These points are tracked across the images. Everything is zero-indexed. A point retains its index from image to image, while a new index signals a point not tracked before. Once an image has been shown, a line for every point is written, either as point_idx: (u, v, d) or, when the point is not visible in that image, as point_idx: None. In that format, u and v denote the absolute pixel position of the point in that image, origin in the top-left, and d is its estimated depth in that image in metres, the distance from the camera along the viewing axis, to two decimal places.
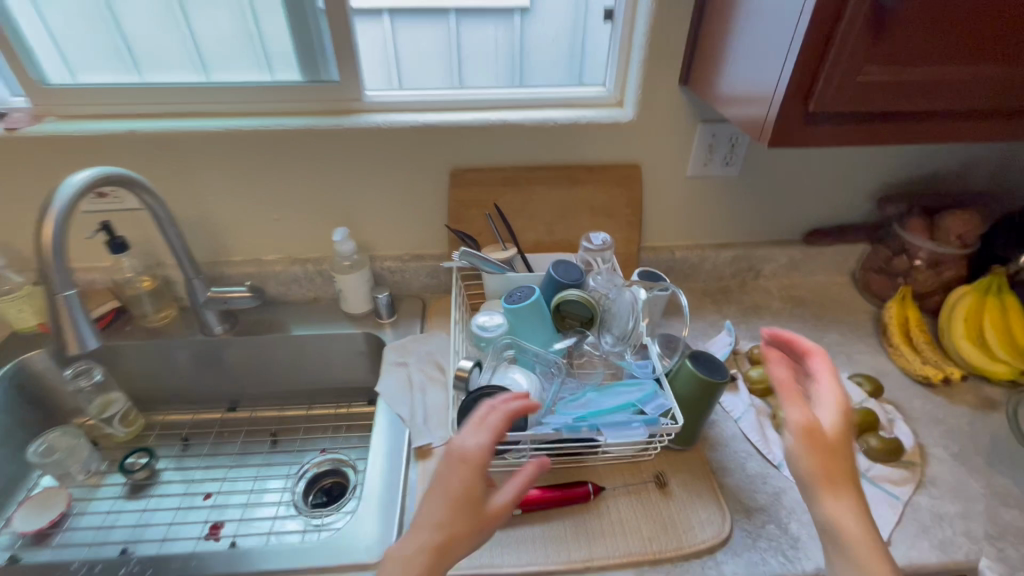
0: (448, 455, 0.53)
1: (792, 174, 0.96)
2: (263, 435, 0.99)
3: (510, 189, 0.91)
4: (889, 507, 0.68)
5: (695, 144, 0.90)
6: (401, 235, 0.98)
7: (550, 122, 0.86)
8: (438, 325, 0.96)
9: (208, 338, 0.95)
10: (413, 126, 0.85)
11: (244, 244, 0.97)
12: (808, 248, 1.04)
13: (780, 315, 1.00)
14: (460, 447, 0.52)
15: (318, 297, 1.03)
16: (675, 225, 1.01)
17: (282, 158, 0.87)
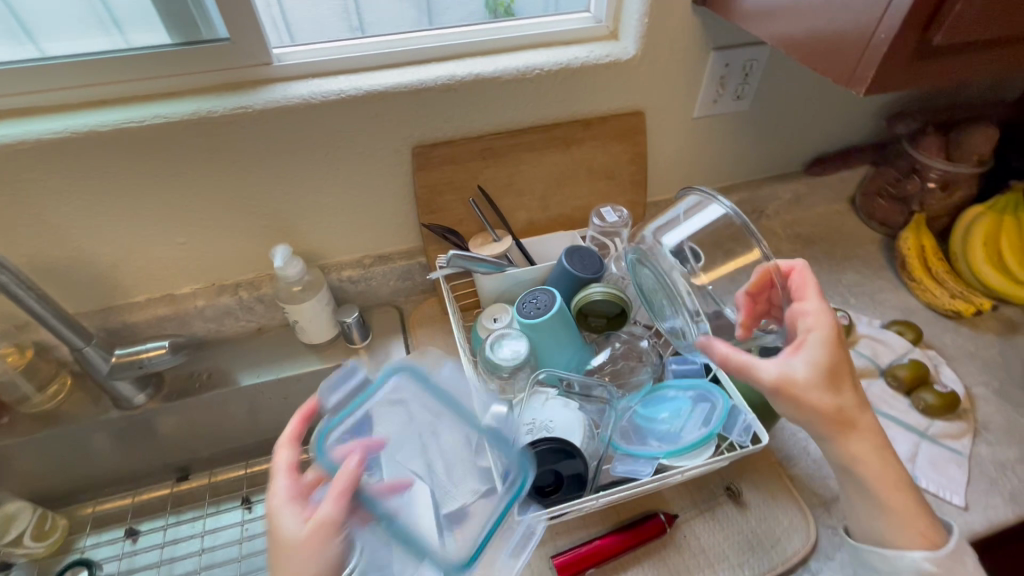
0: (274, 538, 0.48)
1: (803, 100, 0.84)
2: (232, 500, 0.79)
3: (492, 162, 0.72)
4: (958, 467, 0.65)
5: (706, 78, 0.74)
6: (358, 235, 0.76)
7: (536, 70, 0.66)
8: (426, 338, 0.79)
9: (129, 413, 0.74)
10: (356, 97, 0.62)
11: (143, 281, 0.72)
12: (812, 179, 0.95)
13: (794, 259, 0.92)
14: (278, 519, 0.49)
15: (262, 326, 0.81)
16: (678, 174, 0.87)
17: (172, 162, 0.61)
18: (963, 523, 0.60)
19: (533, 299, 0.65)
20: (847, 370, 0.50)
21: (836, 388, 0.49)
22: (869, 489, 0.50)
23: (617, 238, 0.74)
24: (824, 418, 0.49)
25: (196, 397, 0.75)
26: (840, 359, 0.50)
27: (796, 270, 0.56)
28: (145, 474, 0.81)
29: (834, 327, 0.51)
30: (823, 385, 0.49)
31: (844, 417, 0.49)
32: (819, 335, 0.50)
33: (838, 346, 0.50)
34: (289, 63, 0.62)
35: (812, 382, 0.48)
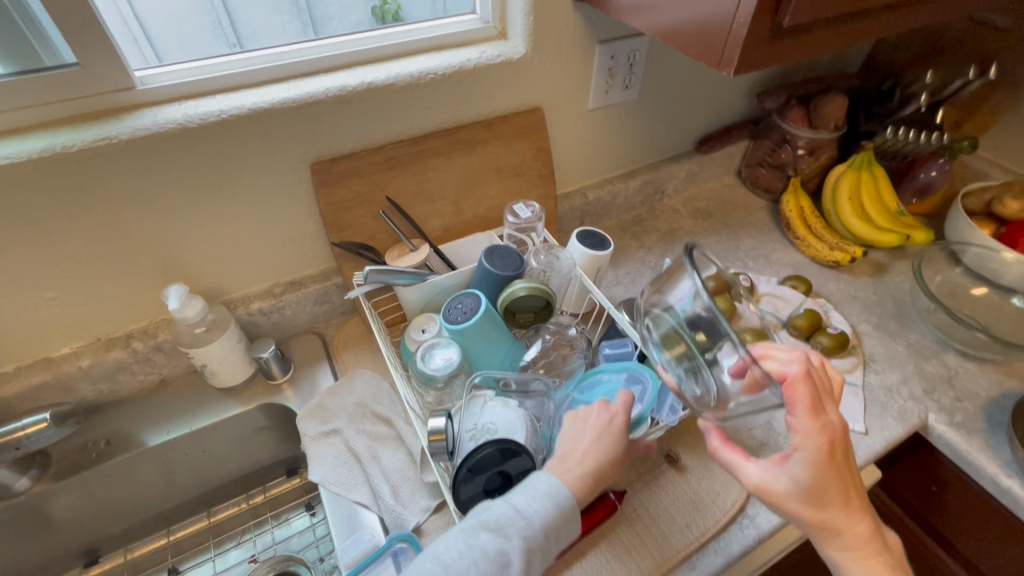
0: None
1: (686, 85, 0.90)
2: (157, 575, 0.72)
3: (398, 171, 0.70)
4: (855, 397, 0.73)
5: (595, 70, 0.77)
6: (264, 263, 0.71)
7: (429, 74, 0.65)
8: (354, 360, 0.76)
9: (10, 502, 0.63)
10: (239, 116, 0.57)
11: (9, 347, 0.62)
12: (702, 157, 1.03)
13: (696, 232, 0.99)
14: None
15: (166, 377, 0.73)
16: (583, 165, 0.90)
17: (24, 208, 0.53)
18: (866, 446, 0.68)
19: (458, 304, 0.64)
20: (840, 492, 0.44)
21: (824, 510, 0.44)
22: None
23: (533, 233, 0.75)
24: (808, 524, 0.45)
25: (95, 469, 0.67)
26: (833, 479, 0.44)
27: (791, 375, 0.45)
28: (41, 570, 0.70)
29: (827, 443, 0.44)
30: (808, 504, 0.44)
31: (834, 537, 0.45)
32: (805, 455, 0.44)
33: (829, 464, 0.44)
34: (156, 86, 0.57)
35: (792, 502, 0.45)
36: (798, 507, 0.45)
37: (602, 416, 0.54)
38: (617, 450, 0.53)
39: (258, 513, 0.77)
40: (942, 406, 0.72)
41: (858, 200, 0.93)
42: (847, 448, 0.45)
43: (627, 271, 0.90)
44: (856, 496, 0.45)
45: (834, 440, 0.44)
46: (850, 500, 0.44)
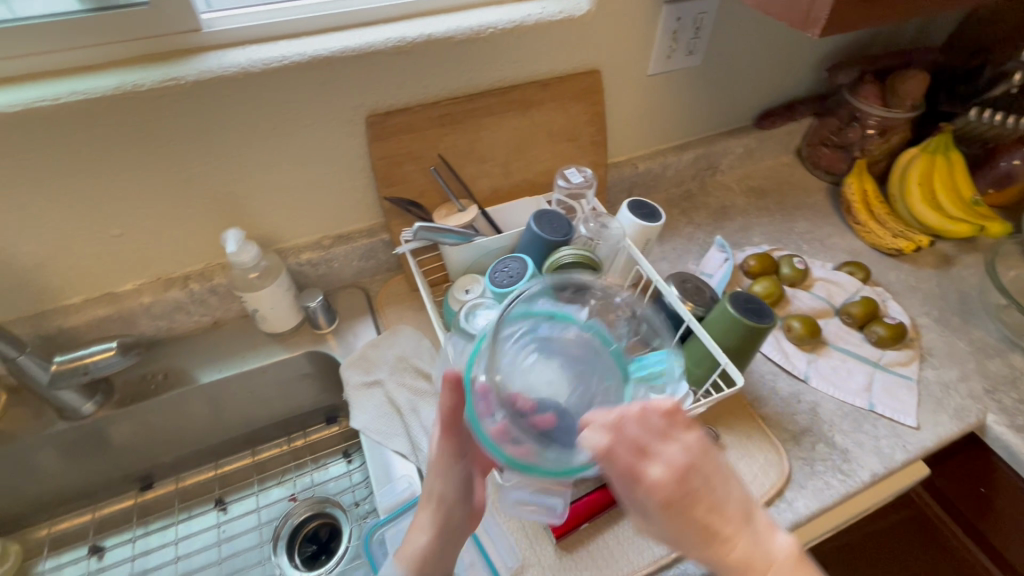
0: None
1: (752, 53, 0.85)
2: (205, 503, 0.76)
3: (451, 129, 0.69)
4: (908, 391, 0.70)
5: (659, 32, 0.74)
6: (314, 215, 0.72)
7: (489, 28, 0.63)
8: (396, 317, 0.77)
9: (77, 424, 0.68)
10: (300, 63, 0.58)
11: (80, 280, 0.66)
12: (761, 133, 0.98)
13: (749, 211, 0.95)
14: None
15: (218, 319, 0.76)
16: (636, 133, 0.87)
17: (97, 144, 0.55)
18: (917, 441, 0.65)
19: (504, 267, 0.64)
20: (695, 536, 0.45)
21: (696, 537, 0.46)
22: None
23: (583, 200, 0.74)
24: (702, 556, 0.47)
25: (153, 400, 0.70)
26: (680, 506, 0.45)
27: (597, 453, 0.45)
28: (103, 489, 0.76)
29: (663, 494, 0.45)
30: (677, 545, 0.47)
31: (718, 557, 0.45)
32: (651, 512, 0.46)
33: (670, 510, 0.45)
34: (222, 29, 0.57)
35: (660, 537, 0.47)
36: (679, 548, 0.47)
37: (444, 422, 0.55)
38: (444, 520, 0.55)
39: (298, 456, 0.80)
40: (1003, 407, 0.69)
41: (928, 187, 0.87)
42: (693, 468, 0.46)
43: (674, 246, 0.88)
44: (715, 513, 0.45)
45: (677, 471, 0.45)
46: (713, 535, 0.45)
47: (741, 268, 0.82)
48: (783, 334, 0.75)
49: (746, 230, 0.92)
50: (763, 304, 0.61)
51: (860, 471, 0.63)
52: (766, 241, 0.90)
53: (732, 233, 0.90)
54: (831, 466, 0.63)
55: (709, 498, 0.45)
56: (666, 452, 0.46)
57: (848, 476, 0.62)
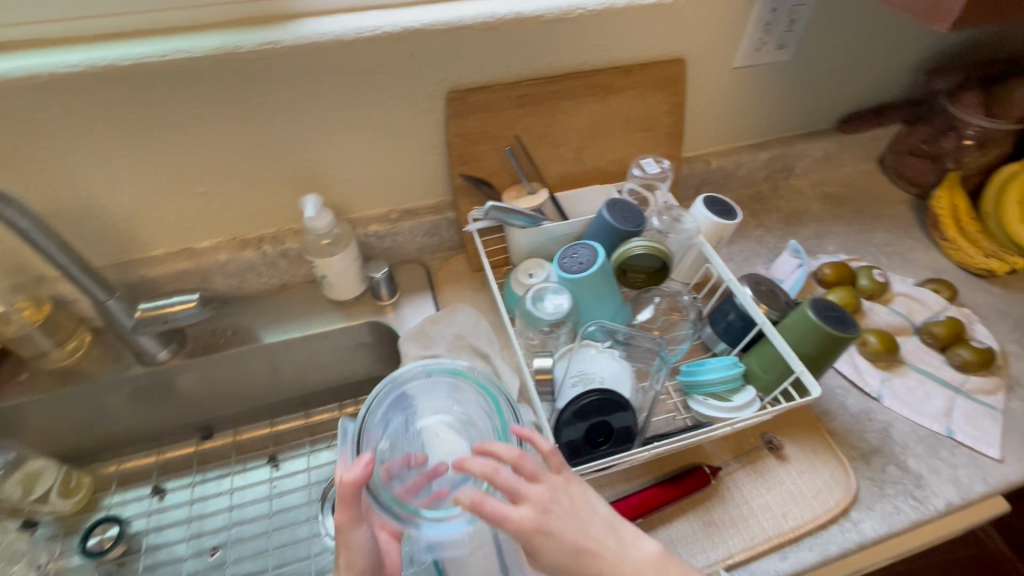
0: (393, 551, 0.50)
1: (845, 51, 0.81)
2: (258, 458, 0.79)
3: (528, 110, 0.69)
4: (992, 421, 0.65)
5: (751, 23, 0.71)
6: (385, 187, 0.73)
7: (580, 8, 0.62)
8: (456, 295, 0.77)
9: (151, 370, 0.71)
10: (391, 34, 0.58)
11: (165, 233, 0.69)
12: (843, 137, 0.93)
13: (824, 218, 0.90)
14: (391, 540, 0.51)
15: (285, 283, 0.79)
16: (712, 128, 0.84)
17: (197, 102, 0.58)
18: (1000, 474, 0.61)
19: (574, 253, 0.62)
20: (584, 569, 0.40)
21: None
22: None
23: (656, 192, 0.72)
24: None
25: (221, 354, 0.73)
26: (562, 547, 0.40)
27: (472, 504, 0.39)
28: (167, 434, 0.80)
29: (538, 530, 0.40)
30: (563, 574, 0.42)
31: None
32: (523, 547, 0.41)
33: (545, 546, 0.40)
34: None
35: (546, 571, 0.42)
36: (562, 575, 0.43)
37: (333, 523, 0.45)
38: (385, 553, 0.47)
39: None
40: None
41: None
42: (565, 507, 0.41)
43: (742, 248, 0.85)
44: (596, 549, 0.41)
45: (542, 508, 0.41)
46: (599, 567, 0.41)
47: (814, 275, 0.78)
48: (856, 348, 0.71)
49: (819, 238, 0.87)
50: (846, 313, 0.58)
51: (934, 499, 0.59)
52: (841, 251, 0.85)
53: (804, 239, 0.86)
54: (903, 491, 0.60)
55: (585, 542, 0.41)
56: (536, 492, 0.41)
57: (920, 503, 0.59)
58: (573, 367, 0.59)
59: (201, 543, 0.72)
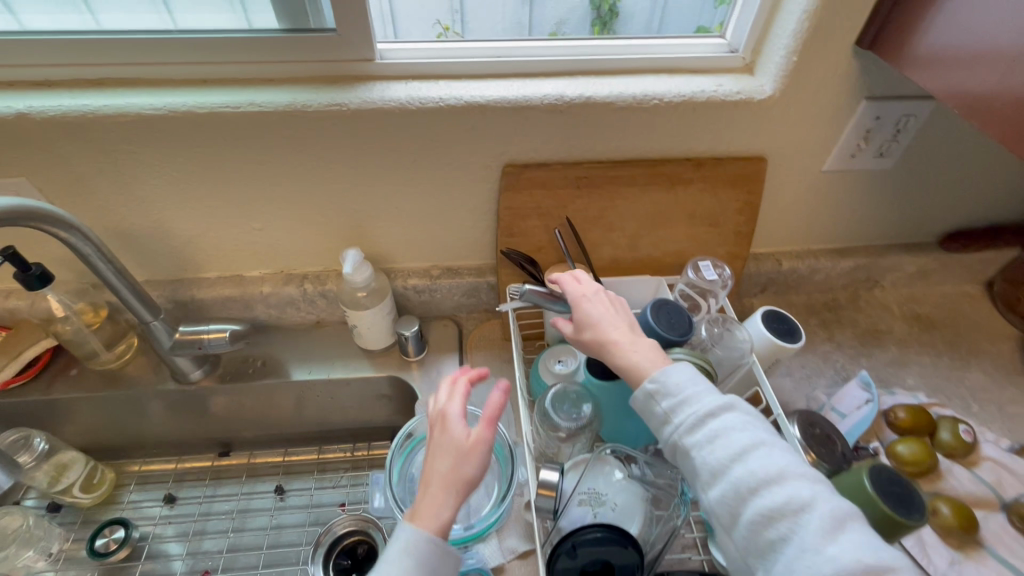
0: (442, 442, 0.46)
1: (959, 166, 0.71)
2: (266, 485, 0.79)
3: (585, 192, 0.66)
4: None
5: (849, 129, 0.64)
6: (430, 245, 0.73)
7: (654, 99, 0.59)
8: (482, 363, 0.75)
9: (184, 386, 0.74)
10: (455, 107, 0.57)
11: (219, 259, 0.72)
12: (944, 255, 0.82)
13: (907, 343, 0.80)
14: (451, 434, 0.47)
15: (322, 319, 0.80)
16: (789, 228, 0.77)
17: (261, 150, 0.60)
18: None
19: None
20: (612, 323, 0.54)
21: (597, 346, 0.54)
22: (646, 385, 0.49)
23: (711, 297, 0.67)
24: (615, 350, 0.52)
25: (249, 382, 0.75)
26: (601, 308, 0.55)
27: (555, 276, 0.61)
28: (191, 443, 0.83)
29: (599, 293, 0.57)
30: (592, 335, 0.53)
31: (604, 347, 0.52)
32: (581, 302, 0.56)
33: (598, 298, 0.56)
34: (393, 62, 0.59)
35: (591, 327, 0.54)
36: (593, 343, 0.53)
37: (431, 427, 0.49)
38: (455, 459, 0.45)
39: (357, 466, 0.80)
40: None
41: None
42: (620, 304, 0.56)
43: (803, 364, 0.77)
44: (629, 321, 0.54)
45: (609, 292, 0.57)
46: (624, 324, 0.54)
47: (884, 415, 0.68)
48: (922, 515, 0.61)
49: (899, 366, 0.77)
50: (915, 491, 0.49)
51: None
52: (924, 387, 0.75)
53: (878, 365, 0.76)
54: None
55: (627, 318, 0.54)
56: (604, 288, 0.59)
57: None
58: (580, 485, 0.54)
59: (195, 562, 0.72)
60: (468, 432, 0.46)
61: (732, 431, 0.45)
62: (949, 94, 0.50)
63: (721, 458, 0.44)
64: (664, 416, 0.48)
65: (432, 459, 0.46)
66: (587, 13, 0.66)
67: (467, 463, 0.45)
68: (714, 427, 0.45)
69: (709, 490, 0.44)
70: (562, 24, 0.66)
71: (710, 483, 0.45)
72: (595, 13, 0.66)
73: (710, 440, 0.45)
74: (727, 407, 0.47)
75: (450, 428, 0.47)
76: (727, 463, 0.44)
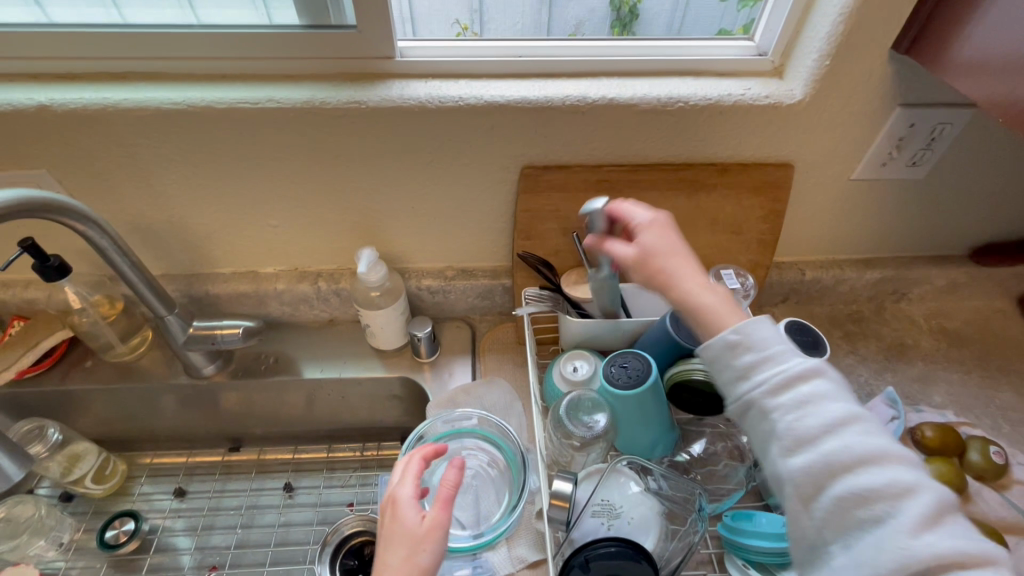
0: (393, 533, 0.45)
1: (995, 177, 0.69)
2: (275, 481, 0.79)
3: (605, 195, 0.64)
4: None
5: (880, 136, 0.62)
6: (445, 245, 0.72)
7: (678, 102, 0.58)
8: (495, 366, 0.74)
9: (196, 381, 0.74)
10: (475, 106, 0.56)
11: (234, 254, 0.71)
12: (975, 268, 0.80)
13: (933, 358, 0.77)
14: (402, 522, 0.45)
15: (335, 318, 0.79)
16: (813, 237, 0.75)
17: (279, 146, 0.59)
18: None
19: (623, 364, 0.56)
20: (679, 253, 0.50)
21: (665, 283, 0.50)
22: (706, 322, 0.47)
23: (732, 307, 0.65)
24: (676, 281, 0.49)
25: (260, 378, 0.75)
26: (669, 239, 0.51)
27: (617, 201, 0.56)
28: (202, 438, 0.83)
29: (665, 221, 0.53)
30: (654, 262, 0.50)
31: (674, 281, 0.49)
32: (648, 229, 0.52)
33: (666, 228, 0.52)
34: (412, 60, 0.58)
35: (655, 254, 0.50)
36: (654, 270, 0.50)
37: (383, 513, 0.47)
38: (409, 548, 0.43)
39: (367, 466, 0.79)
40: None
41: None
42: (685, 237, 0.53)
43: None
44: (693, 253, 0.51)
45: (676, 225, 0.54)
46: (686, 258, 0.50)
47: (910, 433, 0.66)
48: None
49: (925, 382, 0.74)
50: None
51: None
52: (952, 405, 0.72)
53: (903, 381, 0.74)
54: None
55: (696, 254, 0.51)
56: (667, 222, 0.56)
57: None
58: (595, 496, 0.53)
59: (203, 557, 0.72)
60: (423, 519, 0.45)
61: (825, 399, 0.42)
62: (988, 101, 0.48)
63: (812, 426, 0.42)
64: (746, 368, 0.45)
65: (384, 551, 0.44)
66: (607, 16, 0.65)
67: (421, 554, 0.43)
68: (805, 394, 0.43)
69: (790, 454, 0.42)
70: (582, 25, 0.64)
71: (790, 448, 0.42)
72: (615, 14, 0.64)
73: (799, 405, 0.42)
74: (809, 363, 0.44)
75: (402, 515, 0.45)
76: (818, 433, 0.42)
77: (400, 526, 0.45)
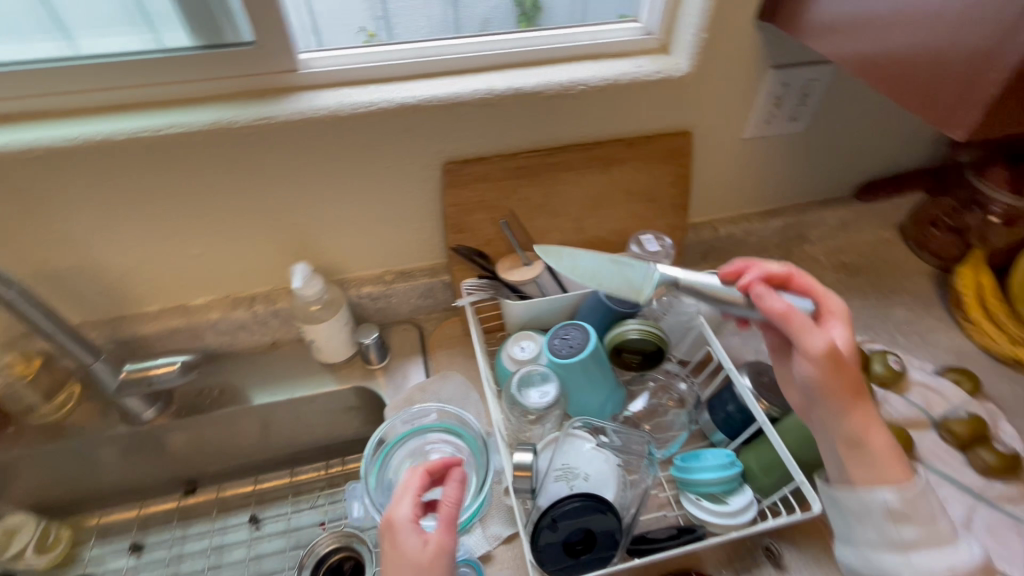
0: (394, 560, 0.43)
1: (862, 123, 0.78)
2: (239, 516, 0.76)
3: (527, 181, 0.67)
4: (1017, 536, 0.60)
5: (761, 97, 0.69)
6: (380, 250, 0.72)
7: (580, 86, 0.61)
8: (447, 361, 0.75)
9: (137, 428, 0.71)
10: (387, 109, 0.58)
11: (158, 291, 0.69)
12: (860, 205, 0.90)
13: (836, 290, 0.87)
14: (404, 548, 0.43)
15: (278, 340, 0.78)
16: (721, 196, 0.81)
17: (190, 172, 0.58)
18: None
19: (565, 335, 0.60)
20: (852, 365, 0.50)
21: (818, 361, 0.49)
22: (866, 449, 0.49)
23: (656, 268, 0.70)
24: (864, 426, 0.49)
25: (207, 414, 0.73)
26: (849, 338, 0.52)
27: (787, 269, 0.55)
28: (152, 487, 0.79)
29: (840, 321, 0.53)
30: (839, 361, 0.48)
31: (856, 408, 0.49)
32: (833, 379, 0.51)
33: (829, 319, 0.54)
34: (317, 71, 0.58)
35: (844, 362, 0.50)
36: (840, 373, 0.48)
37: (383, 537, 0.46)
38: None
39: (334, 483, 0.78)
40: None
41: None
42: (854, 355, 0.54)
43: None
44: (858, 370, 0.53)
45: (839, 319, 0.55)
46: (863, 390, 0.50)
47: None
48: None
49: None
50: None
51: None
52: (857, 328, 0.81)
53: None
54: None
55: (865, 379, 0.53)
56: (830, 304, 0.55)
57: None
58: (558, 461, 0.56)
59: None
60: (427, 545, 0.43)
61: None
62: (839, 56, 0.55)
63: None
64: (899, 540, 0.47)
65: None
66: (512, 11, 0.67)
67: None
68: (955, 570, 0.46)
69: None
70: (489, 22, 0.66)
71: None
72: (520, 9, 0.67)
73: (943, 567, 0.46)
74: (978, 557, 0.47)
75: (403, 540, 0.44)
76: None
77: (403, 556, 0.43)
